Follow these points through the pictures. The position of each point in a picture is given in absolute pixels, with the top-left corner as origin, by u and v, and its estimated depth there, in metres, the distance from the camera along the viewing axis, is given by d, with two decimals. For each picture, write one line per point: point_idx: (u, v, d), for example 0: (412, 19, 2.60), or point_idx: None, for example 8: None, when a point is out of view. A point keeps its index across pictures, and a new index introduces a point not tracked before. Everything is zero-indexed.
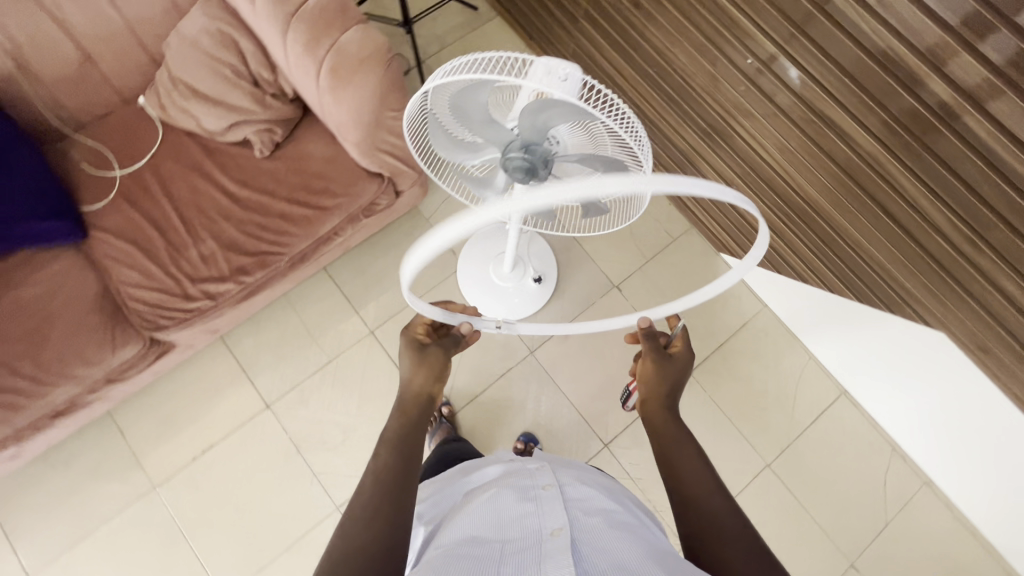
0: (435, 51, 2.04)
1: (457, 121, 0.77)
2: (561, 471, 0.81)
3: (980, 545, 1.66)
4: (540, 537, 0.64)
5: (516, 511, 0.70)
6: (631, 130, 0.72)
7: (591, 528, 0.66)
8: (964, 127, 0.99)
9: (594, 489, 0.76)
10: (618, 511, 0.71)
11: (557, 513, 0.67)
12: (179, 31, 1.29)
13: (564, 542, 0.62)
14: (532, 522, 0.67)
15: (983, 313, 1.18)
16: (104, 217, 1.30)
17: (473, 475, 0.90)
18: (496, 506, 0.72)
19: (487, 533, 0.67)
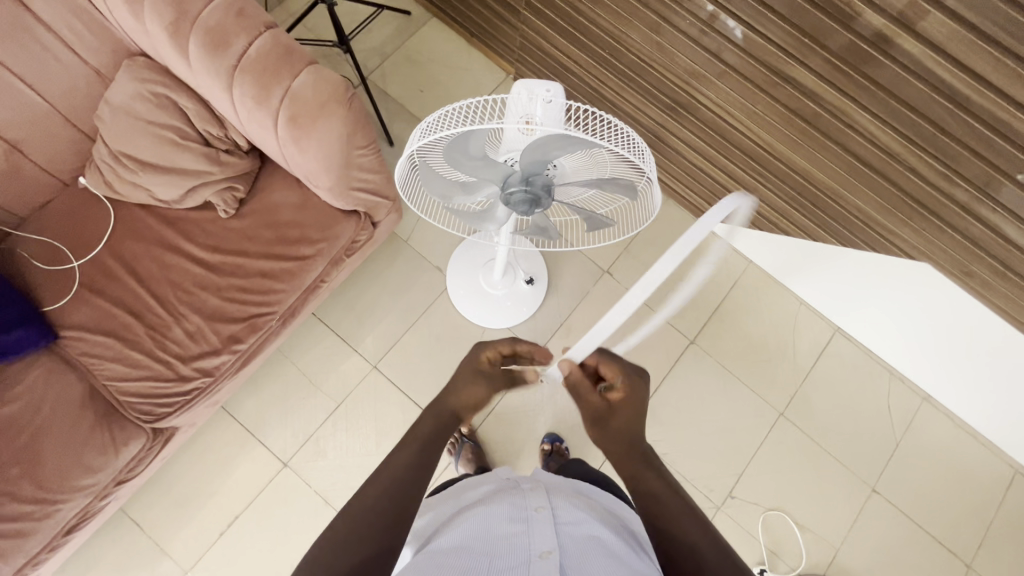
0: (377, 64, 1.96)
1: (452, 166, 0.76)
2: (553, 490, 0.80)
3: (981, 446, 1.78)
4: (528, 555, 0.63)
5: (506, 525, 0.69)
6: (632, 147, 0.71)
7: (583, 550, 0.65)
8: (904, 55, 1.01)
9: (586, 508, 0.75)
10: (610, 532, 0.70)
11: (549, 532, 0.66)
12: (109, 101, 1.19)
13: (552, 567, 0.61)
14: (521, 538, 0.66)
15: (964, 240, 1.22)
16: (71, 313, 1.21)
17: (468, 489, 0.88)
18: (485, 518, 0.71)
19: (474, 543, 0.66)
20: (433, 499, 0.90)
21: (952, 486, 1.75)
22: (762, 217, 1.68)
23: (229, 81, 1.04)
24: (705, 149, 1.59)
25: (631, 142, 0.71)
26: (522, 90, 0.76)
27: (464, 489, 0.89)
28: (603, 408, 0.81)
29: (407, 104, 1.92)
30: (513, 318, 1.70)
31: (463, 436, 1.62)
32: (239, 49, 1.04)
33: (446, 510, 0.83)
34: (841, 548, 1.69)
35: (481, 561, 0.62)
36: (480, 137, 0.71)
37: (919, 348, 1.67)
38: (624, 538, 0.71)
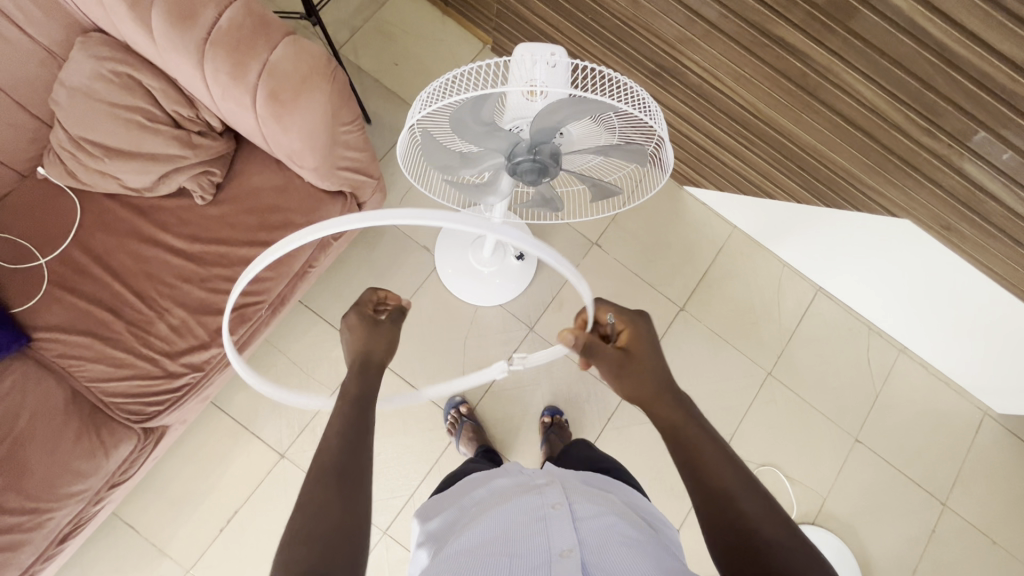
0: (347, 37, 1.87)
1: (457, 135, 0.74)
2: (567, 483, 0.80)
3: (953, 391, 1.88)
4: (549, 554, 0.62)
5: (523, 523, 0.68)
6: (642, 107, 0.69)
7: (604, 544, 0.64)
8: (894, 12, 1.02)
9: (603, 501, 0.75)
10: (629, 525, 0.70)
11: (568, 528, 0.66)
12: (65, 82, 1.10)
13: (575, 565, 0.60)
14: (541, 536, 0.65)
15: (946, 196, 1.25)
16: (43, 313, 1.14)
17: (481, 488, 0.86)
18: (501, 518, 0.70)
19: (492, 544, 0.65)
20: (441, 499, 0.89)
21: (928, 431, 1.85)
22: (747, 182, 1.69)
23: (201, 57, 0.97)
24: (691, 115, 1.58)
25: (641, 103, 0.69)
26: (525, 54, 0.73)
27: (473, 488, 0.87)
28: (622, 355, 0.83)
29: (382, 78, 1.85)
30: (502, 295, 1.69)
31: (462, 416, 1.61)
32: (209, 20, 0.96)
33: (457, 511, 0.82)
34: (829, 496, 1.77)
35: (501, 564, 0.62)
36: (486, 106, 0.68)
37: (895, 303, 1.74)
38: (642, 529, 0.71)
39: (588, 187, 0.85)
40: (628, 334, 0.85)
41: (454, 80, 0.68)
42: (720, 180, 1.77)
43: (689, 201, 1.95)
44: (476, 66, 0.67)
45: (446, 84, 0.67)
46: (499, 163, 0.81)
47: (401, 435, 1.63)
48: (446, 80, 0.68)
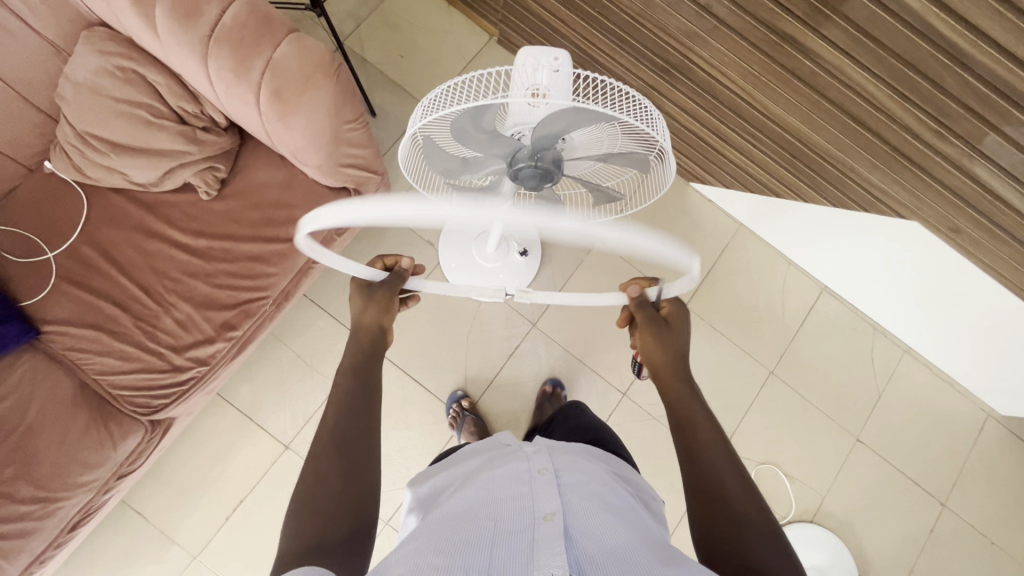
0: (352, 28, 1.86)
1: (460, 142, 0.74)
2: (553, 452, 0.83)
3: (957, 393, 1.88)
4: (532, 516, 0.64)
5: (510, 487, 0.71)
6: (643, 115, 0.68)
7: (587, 507, 0.67)
8: (907, 12, 1.00)
9: (587, 468, 0.78)
10: (609, 492, 0.73)
11: (553, 492, 0.68)
12: (70, 76, 1.10)
13: (557, 524, 0.62)
14: (525, 499, 0.67)
15: (954, 198, 1.23)
16: (51, 307, 1.15)
17: (472, 459, 0.87)
18: (488, 481, 0.73)
19: (479, 507, 0.67)
20: (433, 472, 0.91)
21: (929, 430, 1.85)
22: (755, 181, 1.67)
23: (205, 54, 0.97)
24: (699, 112, 1.56)
25: (643, 112, 0.69)
26: (528, 59, 0.73)
27: (462, 459, 0.90)
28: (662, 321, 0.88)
29: (388, 71, 1.84)
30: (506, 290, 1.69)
31: (464, 410, 1.62)
32: (213, 17, 0.96)
33: (446, 479, 0.85)
34: (828, 495, 1.78)
35: (486, 524, 0.63)
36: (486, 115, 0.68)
37: (899, 304, 1.73)
38: (622, 496, 0.75)
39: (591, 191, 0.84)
40: (675, 311, 0.89)
41: (455, 89, 0.67)
42: (726, 177, 1.76)
43: (695, 198, 1.93)
44: (476, 76, 0.66)
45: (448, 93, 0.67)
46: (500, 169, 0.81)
47: (404, 428, 1.65)
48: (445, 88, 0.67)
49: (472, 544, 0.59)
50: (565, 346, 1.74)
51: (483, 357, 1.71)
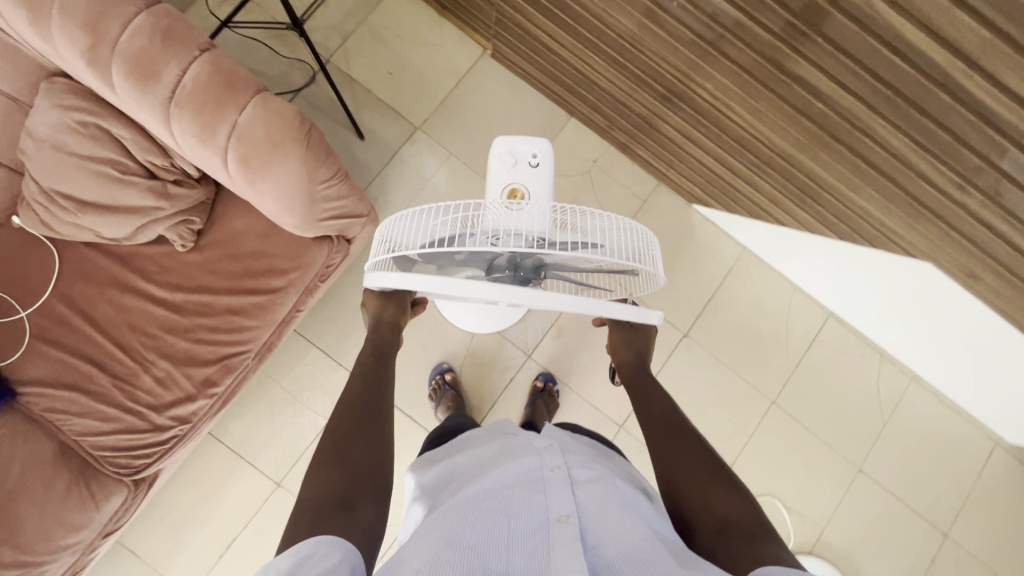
0: (338, 43, 1.78)
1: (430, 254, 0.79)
2: (564, 444, 0.75)
3: (966, 421, 1.83)
4: (546, 519, 0.58)
5: (518, 485, 0.64)
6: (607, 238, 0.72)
7: (604, 509, 0.61)
8: (924, 61, 0.88)
9: (600, 465, 0.71)
10: (625, 487, 0.67)
11: (567, 495, 0.61)
12: (32, 132, 1.06)
13: (573, 530, 0.56)
14: (537, 501, 0.61)
15: (975, 249, 1.14)
16: (27, 368, 1.12)
17: (474, 446, 0.80)
18: (496, 474, 0.66)
19: (486, 502, 0.61)
20: (433, 458, 0.84)
21: (936, 459, 1.81)
22: (758, 208, 1.60)
23: (167, 116, 0.97)
24: (701, 139, 1.48)
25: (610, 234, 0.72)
26: (505, 154, 0.79)
27: (464, 445, 0.83)
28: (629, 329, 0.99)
29: (376, 89, 1.77)
30: (499, 323, 1.61)
31: (445, 383, 1.62)
32: (172, 78, 0.95)
33: (450, 463, 0.77)
34: (828, 526, 1.75)
35: (499, 523, 0.58)
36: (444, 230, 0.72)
37: (908, 336, 1.66)
38: (638, 494, 0.69)
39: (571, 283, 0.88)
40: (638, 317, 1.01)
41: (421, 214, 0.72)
42: (730, 203, 1.68)
43: (698, 220, 1.86)
44: (443, 206, 0.71)
45: (415, 219, 0.72)
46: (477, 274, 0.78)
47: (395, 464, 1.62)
48: (420, 212, 0.72)
49: (485, 550, 0.54)
50: (560, 377, 1.70)
51: (478, 389, 1.68)
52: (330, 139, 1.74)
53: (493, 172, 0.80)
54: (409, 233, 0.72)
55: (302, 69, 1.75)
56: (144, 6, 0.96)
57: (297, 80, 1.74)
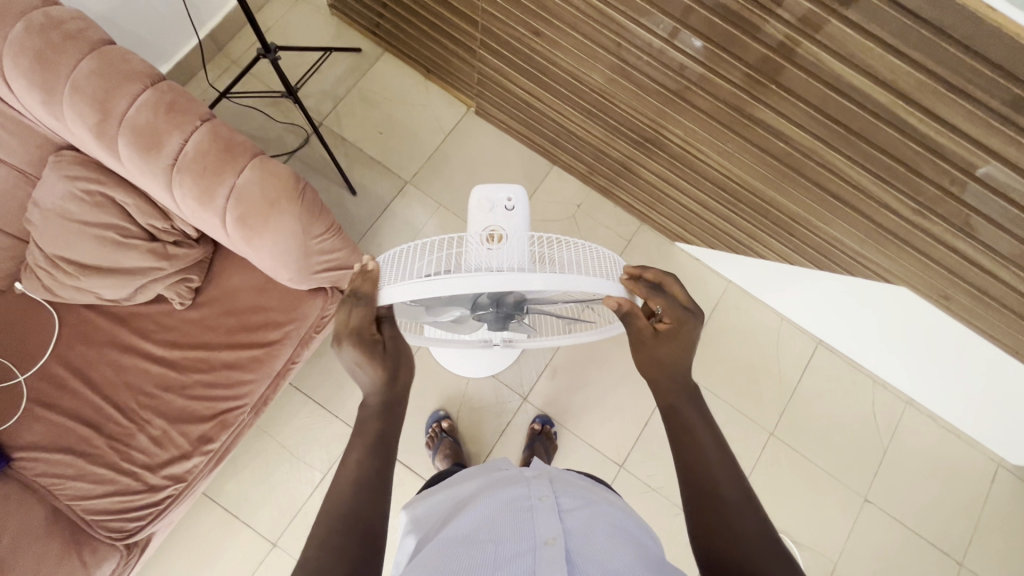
0: (330, 107, 1.89)
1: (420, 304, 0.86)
2: (553, 476, 0.75)
3: (964, 443, 1.82)
4: (533, 543, 0.58)
5: (507, 513, 0.63)
6: (585, 260, 0.78)
7: (591, 535, 0.60)
8: (870, 101, 0.96)
9: (589, 493, 0.71)
10: (614, 515, 0.67)
11: (555, 519, 0.61)
12: (39, 203, 1.11)
13: (560, 553, 0.56)
14: (524, 525, 0.61)
15: (944, 271, 1.18)
16: (22, 433, 1.13)
17: (465, 480, 0.79)
18: (486, 504, 0.66)
19: (476, 534, 0.60)
20: (426, 493, 0.82)
21: (939, 485, 1.79)
22: (737, 242, 1.67)
23: (168, 181, 1.03)
24: (677, 181, 1.56)
25: (586, 257, 0.79)
26: (484, 199, 0.89)
27: (456, 479, 0.82)
28: (654, 336, 0.74)
29: (367, 148, 1.86)
30: (493, 366, 1.62)
31: (442, 431, 1.61)
32: (175, 147, 1.02)
33: (443, 496, 0.76)
34: (840, 560, 1.71)
35: (487, 552, 0.57)
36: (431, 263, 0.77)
37: (897, 362, 1.69)
38: (629, 523, 0.68)
39: (553, 315, 0.96)
40: (672, 320, 0.74)
41: (412, 252, 0.79)
42: (710, 239, 1.75)
43: (681, 257, 1.92)
44: (432, 241, 0.79)
45: (407, 256, 0.78)
46: (462, 312, 0.91)
47: (395, 517, 1.59)
48: (406, 251, 0.79)
49: None
50: (557, 419, 1.70)
51: (474, 435, 1.67)
52: (323, 196, 1.81)
53: (473, 218, 0.90)
54: (398, 270, 0.77)
55: (296, 132, 1.84)
56: (149, 82, 1.04)
57: (291, 142, 1.84)
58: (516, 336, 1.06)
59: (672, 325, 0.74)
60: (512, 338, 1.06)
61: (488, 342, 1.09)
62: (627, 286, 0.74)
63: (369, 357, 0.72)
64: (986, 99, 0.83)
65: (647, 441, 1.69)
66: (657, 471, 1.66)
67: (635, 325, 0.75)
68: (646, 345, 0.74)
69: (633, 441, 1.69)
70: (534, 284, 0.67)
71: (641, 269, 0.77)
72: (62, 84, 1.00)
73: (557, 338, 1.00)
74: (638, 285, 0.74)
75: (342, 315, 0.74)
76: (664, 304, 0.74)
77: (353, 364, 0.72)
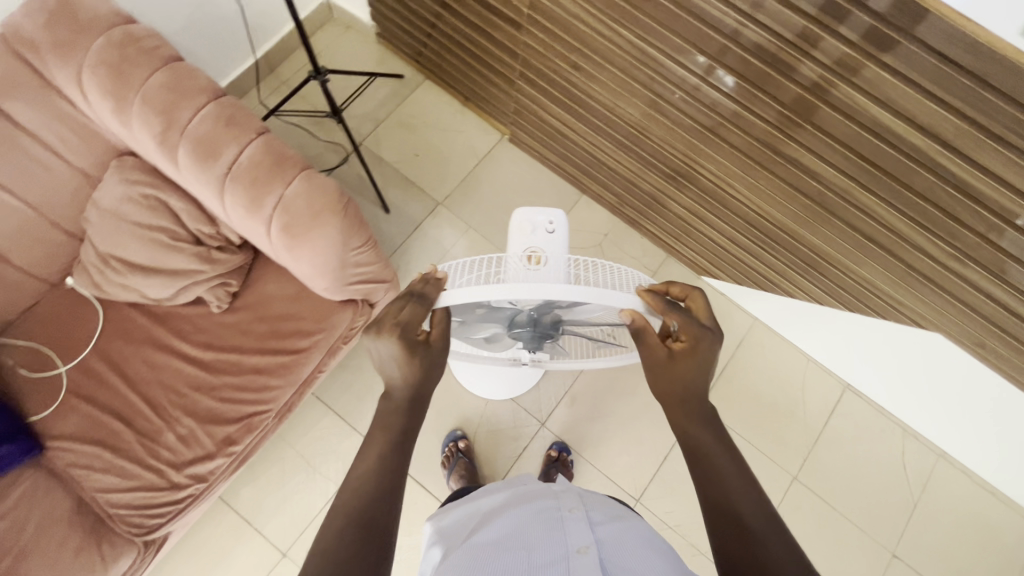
0: (370, 129, 1.97)
1: (461, 320, 0.88)
2: (581, 491, 0.74)
3: (1001, 502, 1.73)
4: (565, 550, 0.58)
5: (536, 523, 0.63)
6: (617, 279, 0.80)
7: (623, 547, 0.60)
8: (907, 144, 0.96)
9: (618, 509, 0.70)
10: (648, 529, 0.66)
11: (586, 529, 0.61)
12: (98, 204, 1.18)
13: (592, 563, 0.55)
14: (555, 534, 0.61)
15: (983, 320, 1.15)
16: (58, 423, 1.17)
17: (492, 493, 0.79)
18: (514, 515, 0.66)
19: (506, 542, 0.60)
20: (451, 507, 0.81)
21: (974, 545, 1.70)
22: (764, 279, 1.66)
23: (221, 189, 1.08)
24: (705, 215, 1.58)
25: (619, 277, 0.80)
26: (526, 221, 0.93)
27: (481, 493, 0.81)
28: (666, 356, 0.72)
29: (404, 169, 1.92)
30: (512, 390, 1.67)
31: (458, 451, 1.61)
32: (229, 157, 1.07)
33: (470, 508, 0.76)
34: None
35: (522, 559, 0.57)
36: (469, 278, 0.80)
37: (930, 411, 1.63)
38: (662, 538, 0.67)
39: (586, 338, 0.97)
40: (689, 337, 0.73)
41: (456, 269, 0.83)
42: (737, 275, 1.75)
43: (707, 291, 1.91)
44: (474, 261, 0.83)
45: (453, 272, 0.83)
46: (497, 330, 0.93)
47: (405, 536, 1.57)
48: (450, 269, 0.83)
49: None
50: (575, 447, 1.68)
51: (490, 459, 1.66)
52: None
53: (515, 239, 0.93)
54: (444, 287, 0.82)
55: (336, 150, 1.92)
56: (212, 96, 1.10)
57: (331, 160, 1.91)
58: (545, 358, 1.06)
59: (689, 343, 0.72)
60: (541, 359, 1.07)
61: (517, 361, 1.10)
62: (648, 299, 0.74)
63: (409, 355, 0.70)
64: None
65: (665, 476, 1.65)
66: (674, 509, 1.61)
67: (648, 341, 0.73)
68: (662, 363, 0.72)
69: (651, 476, 1.65)
70: (571, 298, 0.68)
71: (666, 287, 0.81)
72: (132, 94, 1.08)
73: (584, 360, 1.01)
74: (659, 300, 0.74)
75: (398, 307, 0.74)
76: (680, 319, 0.74)
77: (387, 355, 0.70)
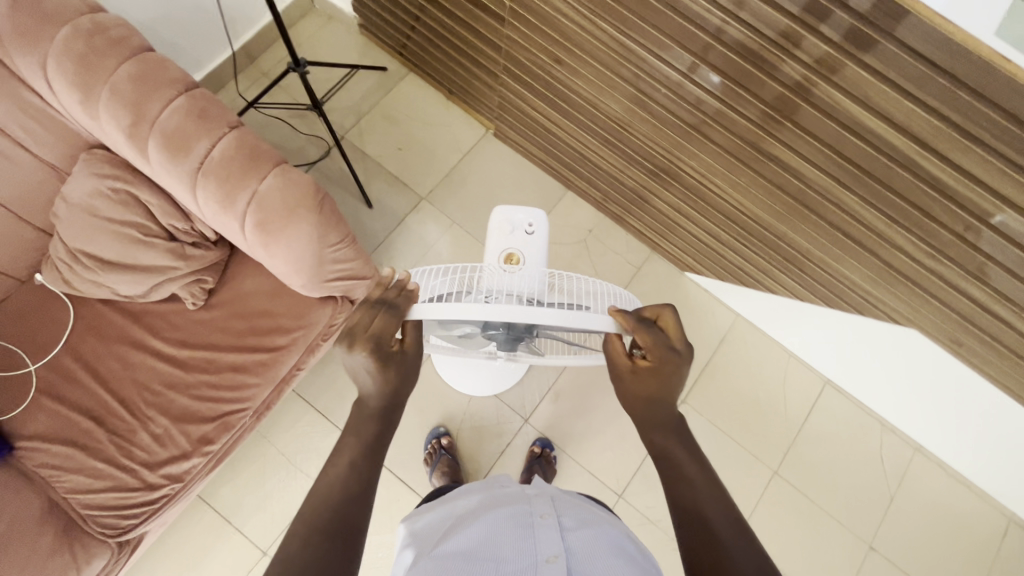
0: (353, 122, 1.94)
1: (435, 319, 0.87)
2: (555, 495, 0.74)
3: (975, 496, 1.77)
4: (535, 559, 0.58)
5: (508, 529, 0.63)
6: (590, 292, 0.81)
7: (593, 555, 0.60)
8: (885, 143, 0.96)
9: (591, 514, 0.70)
10: (619, 535, 0.67)
11: (557, 536, 0.61)
12: (67, 198, 1.15)
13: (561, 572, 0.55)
14: (526, 541, 0.61)
15: (958, 317, 1.17)
16: (27, 422, 1.14)
17: (467, 495, 0.78)
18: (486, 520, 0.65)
19: (476, 548, 0.60)
20: (426, 508, 0.81)
21: (948, 537, 1.73)
22: (747, 275, 1.67)
23: (193, 185, 1.06)
24: (688, 211, 1.58)
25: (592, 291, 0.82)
26: (505, 221, 0.92)
27: (456, 494, 0.81)
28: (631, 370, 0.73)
29: (387, 163, 1.90)
30: (496, 385, 1.65)
31: (441, 448, 1.60)
32: (202, 151, 1.05)
33: (444, 510, 0.75)
34: None
35: (491, 568, 0.57)
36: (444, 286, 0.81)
37: (907, 406, 1.66)
38: (632, 544, 0.67)
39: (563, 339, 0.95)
40: (655, 358, 0.72)
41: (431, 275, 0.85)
42: (721, 271, 1.75)
43: (691, 287, 1.91)
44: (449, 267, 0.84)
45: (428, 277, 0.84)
46: (473, 329, 0.91)
47: (387, 533, 1.57)
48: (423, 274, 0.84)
49: None
50: (558, 443, 1.68)
51: (473, 455, 1.65)
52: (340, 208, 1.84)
53: (493, 238, 0.92)
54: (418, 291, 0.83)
55: (317, 144, 1.89)
56: (183, 88, 1.08)
57: (312, 153, 1.88)
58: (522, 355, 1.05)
59: (653, 364, 0.72)
60: (519, 356, 1.06)
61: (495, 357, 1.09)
62: (618, 317, 0.74)
63: (380, 366, 0.69)
64: (1002, 147, 0.84)
65: (647, 472, 1.66)
66: (656, 504, 1.62)
67: (615, 355, 0.74)
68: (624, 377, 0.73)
69: (633, 472, 1.66)
70: (541, 317, 0.68)
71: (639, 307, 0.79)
72: (100, 86, 1.04)
73: (562, 358, 1.00)
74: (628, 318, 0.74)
75: (366, 319, 0.72)
76: (649, 339, 0.73)
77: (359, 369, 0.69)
